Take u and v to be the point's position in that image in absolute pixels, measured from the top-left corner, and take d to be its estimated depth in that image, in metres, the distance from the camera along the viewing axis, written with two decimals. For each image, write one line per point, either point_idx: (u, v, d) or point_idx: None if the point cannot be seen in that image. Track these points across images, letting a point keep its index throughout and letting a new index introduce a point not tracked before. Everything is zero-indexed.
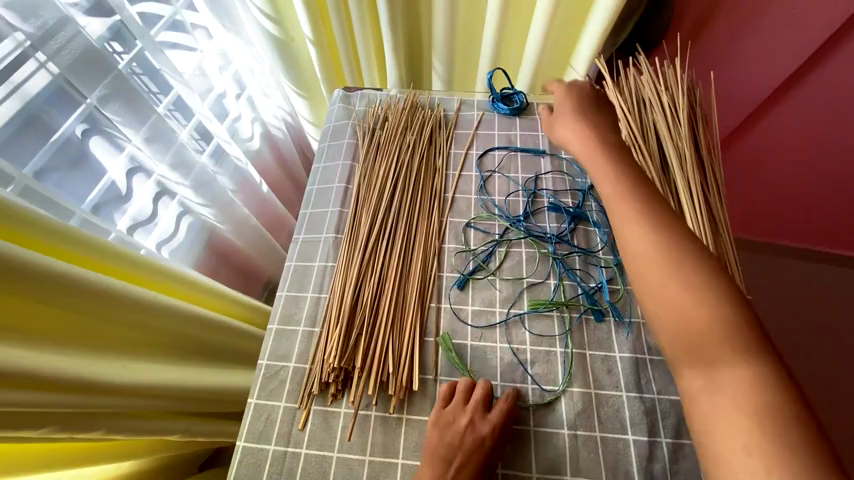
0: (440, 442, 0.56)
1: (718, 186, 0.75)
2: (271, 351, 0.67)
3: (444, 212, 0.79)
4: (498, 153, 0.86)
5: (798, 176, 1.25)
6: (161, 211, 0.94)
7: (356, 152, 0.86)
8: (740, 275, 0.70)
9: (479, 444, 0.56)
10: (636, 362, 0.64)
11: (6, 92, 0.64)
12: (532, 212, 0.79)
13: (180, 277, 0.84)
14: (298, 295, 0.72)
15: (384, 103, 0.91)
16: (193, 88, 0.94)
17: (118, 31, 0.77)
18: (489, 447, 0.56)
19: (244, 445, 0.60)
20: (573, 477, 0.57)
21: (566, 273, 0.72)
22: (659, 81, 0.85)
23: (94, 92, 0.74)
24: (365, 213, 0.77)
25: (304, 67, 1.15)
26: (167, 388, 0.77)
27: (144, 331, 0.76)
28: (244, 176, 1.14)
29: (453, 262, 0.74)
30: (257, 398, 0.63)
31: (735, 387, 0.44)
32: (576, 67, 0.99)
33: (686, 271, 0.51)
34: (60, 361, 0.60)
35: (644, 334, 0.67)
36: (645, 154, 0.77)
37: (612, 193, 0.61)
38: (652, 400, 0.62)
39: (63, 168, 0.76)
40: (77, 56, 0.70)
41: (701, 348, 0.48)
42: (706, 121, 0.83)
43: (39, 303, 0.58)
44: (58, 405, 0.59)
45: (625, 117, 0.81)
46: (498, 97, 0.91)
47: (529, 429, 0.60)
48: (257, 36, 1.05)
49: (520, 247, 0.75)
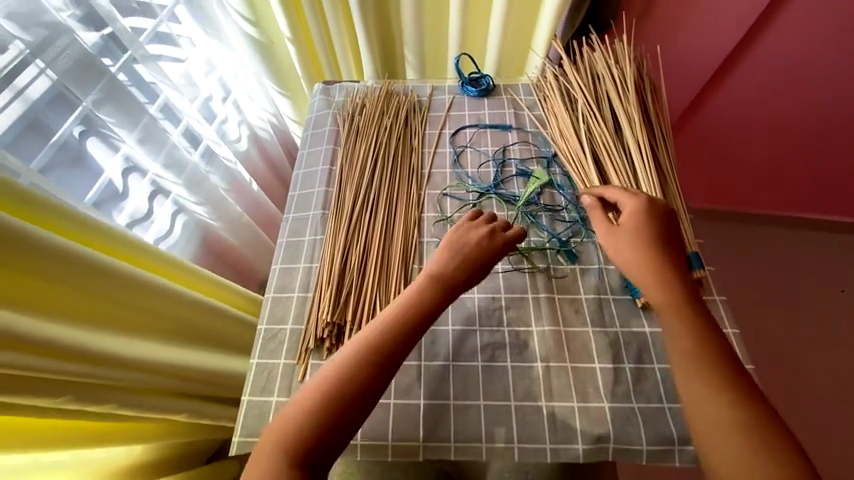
0: (458, 240, 0.66)
1: (666, 145, 0.82)
2: (269, 317, 0.73)
3: (422, 185, 0.86)
4: (469, 130, 0.93)
5: (747, 143, 1.38)
6: (156, 209, 0.97)
7: (338, 137, 0.93)
8: (689, 222, 0.76)
9: (493, 246, 0.66)
10: (600, 302, 0.72)
11: (10, 96, 0.70)
12: (502, 179, 0.86)
13: (180, 264, 0.89)
14: (290, 267, 0.78)
15: (362, 93, 0.98)
16: (183, 93, 1.01)
17: (106, 46, 0.84)
18: (501, 251, 0.66)
19: (248, 399, 0.66)
20: (548, 401, 0.64)
21: (535, 230, 0.79)
22: (610, 55, 0.92)
23: (89, 95, 0.80)
24: (349, 189, 0.83)
25: (285, 66, 1.23)
26: (173, 364, 0.82)
27: (151, 317, 0.80)
28: (235, 176, 1.18)
29: (432, 228, 0.81)
30: (258, 359, 0.69)
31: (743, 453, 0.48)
32: (537, 49, 1.07)
33: (708, 353, 0.54)
34: (75, 334, 0.66)
35: (606, 277, 0.74)
36: (596, 122, 0.85)
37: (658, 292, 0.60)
38: (615, 332, 0.69)
39: (63, 167, 0.80)
40: (73, 62, 0.77)
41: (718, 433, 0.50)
42: (656, 88, 0.91)
43: (51, 284, 0.63)
44: (75, 373, 0.65)
45: (581, 91, 0.90)
46: (467, 81, 0.98)
47: (507, 365, 0.67)
48: (239, 40, 1.12)
49: (492, 211, 0.82)
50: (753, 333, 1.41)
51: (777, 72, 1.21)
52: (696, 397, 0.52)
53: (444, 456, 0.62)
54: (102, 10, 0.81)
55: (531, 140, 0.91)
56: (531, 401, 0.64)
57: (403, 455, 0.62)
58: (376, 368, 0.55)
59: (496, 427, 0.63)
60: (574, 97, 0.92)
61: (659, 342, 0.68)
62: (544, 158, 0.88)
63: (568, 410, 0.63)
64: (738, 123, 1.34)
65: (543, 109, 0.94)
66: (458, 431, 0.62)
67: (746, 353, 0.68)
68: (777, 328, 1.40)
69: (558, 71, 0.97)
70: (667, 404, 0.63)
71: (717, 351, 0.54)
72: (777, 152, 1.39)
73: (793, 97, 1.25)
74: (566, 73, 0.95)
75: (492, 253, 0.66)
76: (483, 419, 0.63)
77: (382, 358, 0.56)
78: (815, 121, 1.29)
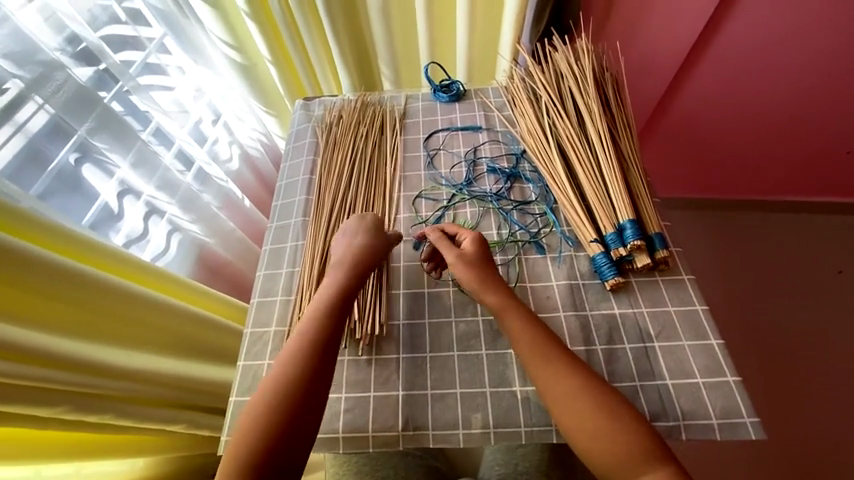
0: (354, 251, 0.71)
1: (628, 136, 0.85)
2: (254, 320, 0.76)
3: (397, 188, 0.90)
4: (442, 134, 0.97)
5: (731, 133, 1.38)
6: (152, 228, 1.00)
7: (318, 147, 0.98)
8: (654, 208, 0.79)
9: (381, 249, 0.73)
10: (571, 287, 0.74)
11: (11, 131, 0.75)
12: (474, 177, 0.89)
13: (174, 278, 0.92)
14: (274, 272, 0.81)
15: (338, 106, 1.03)
16: (172, 117, 1.07)
17: (100, 78, 0.90)
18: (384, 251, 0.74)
19: (236, 400, 0.69)
20: (522, 386, 0.66)
21: (507, 223, 0.83)
22: (572, 54, 0.95)
23: (84, 124, 0.86)
24: (327, 195, 0.87)
25: (269, 86, 1.28)
26: (170, 376, 0.86)
27: (148, 330, 0.83)
28: (227, 193, 1.21)
29: (408, 229, 0.84)
30: (244, 361, 0.72)
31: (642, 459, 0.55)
32: (503, 53, 1.16)
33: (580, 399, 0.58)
34: (71, 345, 0.68)
35: (576, 263, 0.77)
36: (561, 118, 0.88)
37: (530, 350, 0.62)
38: (586, 315, 0.72)
39: (62, 193, 0.84)
40: (69, 95, 0.82)
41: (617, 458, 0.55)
42: (618, 82, 0.93)
43: (49, 298, 0.67)
44: (70, 383, 0.68)
45: (545, 89, 0.93)
46: (438, 87, 1.02)
47: (482, 353, 0.69)
48: (224, 65, 1.18)
49: (465, 208, 0.86)
50: (752, 318, 1.39)
51: (748, 57, 1.21)
52: (595, 433, 0.56)
53: (423, 443, 0.63)
54: (94, 46, 0.87)
55: (501, 139, 0.95)
56: (506, 387, 0.66)
57: (383, 445, 0.64)
58: (305, 374, 0.60)
59: (473, 413, 0.65)
60: (540, 96, 0.95)
61: (628, 321, 0.70)
62: (514, 155, 0.92)
63: None
64: (716, 112, 1.34)
65: (511, 109, 0.98)
66: (436, 419, 0.64)
67: (714, 328, 0.69)
68: (773, 312, 1.39)
69: (524, 73, 1.00)
70: (639, 382, 0.65)
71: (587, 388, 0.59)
72: (760, 138, 1.36)
73: (770, 81, 1.24)
74: (532, 73, 0.98)
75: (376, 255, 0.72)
76: (460, 407, 0.65)
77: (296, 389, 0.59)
78: (795, 102, 1.27)
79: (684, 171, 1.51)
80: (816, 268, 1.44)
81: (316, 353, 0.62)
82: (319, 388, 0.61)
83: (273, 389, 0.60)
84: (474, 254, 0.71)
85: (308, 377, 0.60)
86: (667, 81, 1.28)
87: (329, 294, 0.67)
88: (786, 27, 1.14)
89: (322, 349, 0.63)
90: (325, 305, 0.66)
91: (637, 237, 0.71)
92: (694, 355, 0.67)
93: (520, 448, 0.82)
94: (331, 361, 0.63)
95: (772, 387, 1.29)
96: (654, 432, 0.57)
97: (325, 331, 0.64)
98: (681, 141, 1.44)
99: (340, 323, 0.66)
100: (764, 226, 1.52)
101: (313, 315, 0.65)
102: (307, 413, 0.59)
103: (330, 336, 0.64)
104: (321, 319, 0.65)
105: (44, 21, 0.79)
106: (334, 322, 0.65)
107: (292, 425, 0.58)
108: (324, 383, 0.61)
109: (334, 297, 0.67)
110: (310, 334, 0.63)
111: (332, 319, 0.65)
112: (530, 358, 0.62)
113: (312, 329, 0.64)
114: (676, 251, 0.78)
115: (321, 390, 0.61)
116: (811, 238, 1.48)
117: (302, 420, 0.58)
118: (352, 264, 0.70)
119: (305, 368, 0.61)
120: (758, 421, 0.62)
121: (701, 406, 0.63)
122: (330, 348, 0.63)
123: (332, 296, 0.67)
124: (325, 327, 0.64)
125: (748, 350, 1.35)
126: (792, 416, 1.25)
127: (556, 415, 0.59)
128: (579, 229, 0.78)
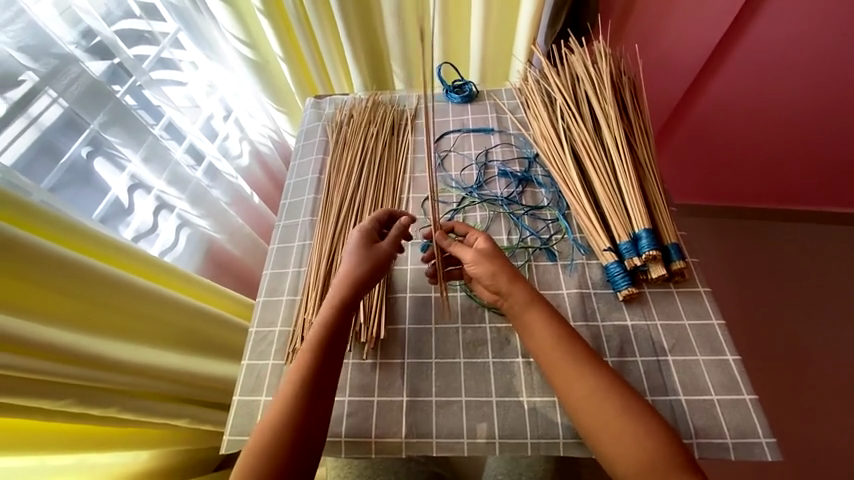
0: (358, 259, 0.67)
1: (645, 142, 0.83)
2: (260, 319, 0.76)
3: (406, 190, 0.89)
4: (453, 135, 0.96)
5: (750, 140, 1.34)
6: (161, 223, 1.00)
7: (327, 146, 0.97)
8: (670, 217, 0.76)
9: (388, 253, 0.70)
10: (582, 296, 0.73)
11: (25, 123, 0.75)
12: (485, 180, 0.88)
13: (181, 274, 0.92)
14: (281, 271, 0.81)
15: (349, 105, 1.02)
16: (184, 112, 1.06)
17: (114, 72, 0.90)
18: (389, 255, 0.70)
19: (239, 400, 0.68)
20: (529, 396, 0.65)
21: (518, 227, 0.81)
22: (588, 57, 0.93)
23: (97, 118, 0.85)
24: (336, 195, 0.86)
25: (280, 83, 1.28)
26: (176, 372, 0.85)
27: (155, 325, 0.83)
28: (237, 189, 1.21)
29: (416, 231, 0.83)
30: (249, 360, 0.72)
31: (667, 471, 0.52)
32: (517, 54, 1.15)
33: (592, 410, 0.57)
34: (76, 339, 0.68)
35: (588, 272, 0.75)
36: (576, 121, 0.86)
37: (551, 351, 0.61)
38: (597, 326, 0.70)
39: (73, 186, 0.84)
40: (82, 89, 0.83)
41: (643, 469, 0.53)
42: (635, 86, 0.91)
43: (55, 291, 0.67)
44: (73, 376, 0.67)
45: (560, 92, 0.91)
46: (450, 88, 1.01)
47: (489, 360, 0.68)
48: (237, 62, 1.18)
49: (475, 212, 0.84)
50: (766, 331, 1.35)
51: (772, 61, 1.17)
52: (617, 442, 0.55)
53: (426, 451, 0.62)
54: (107, 40, 0.87)
55: (513, 142, 0.93)
56: (513, 396, 0.65)
57: (386, 452, 0.63)
58: (299, 412, 0.58)
59: (478, 422, 0.63)
60: (554, 99, 0.93)
61: (640, 333, 0.68)
62: (526, 158, 0.90)
63: (549, 404, 0.64)
64: (735, 118, 1.30)
65: (525, 112, 0.96)
66: (440, 427, 0.63)
67: (731, 344, 0.67)
68: (787, 325, 1.36)
69: (539, 75, 0.98)
70: (651, 396, 0.63)
71: (606, 397, 0.57)
72: (780, 146, 1.32)
73: (793, 86, 1.20)
74: (547, 75, 0.96)
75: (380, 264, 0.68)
76: (465, 415, 0.64)
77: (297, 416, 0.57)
78: (819, 109, 1.22)
79: (699, 178, 1.48)
80: (834, 281, 1.40)
81: (314, 373, 0.60)
82: (314, 425, 0.58)
83: (262, 439, 0.56)
84: (489, 246, 0.69)
85: (302, 415, 0.57)
86: (685, 84, 1.25)
87: (321, 325, 0.63)
88: (812, 31, 1.10)
89: (318, 375, 0.60)
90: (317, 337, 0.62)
91: (652, 247, 0.69)
92: (709, 371, 0.65)
93: (524, 458, 0.82)
94: (324, 397, 0.59)
95: (784, 402, 1.25)
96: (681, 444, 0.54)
97: (318, 366, 0.60)
98: (698, 147, 1.40)
99: (332, 357, 0.62)
100: (781, 236, 1.47)
101: (301, 357, 0.61)
102: (304, 453, 0.57)
103: (328, 356, 0.61)
104: (312, 353, 0.61)
105: (58, 15, 0.79)
106: (326, 356, 0.61)
107: (294, 451, 0.56)
108: (320, 420, 0.58)
109: (326, 328, 0.63)
110: (302, 369, 0.60)
111: (325, 352, 0.61)
112: (549, 363, 0.61)
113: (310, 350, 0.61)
114: (692, 262, 0.75)
115: (317, 427, 0.58)
116: (828, 250, 1.44)
117: (298, 462, 0.56)
118: (343, 292, 0.65)
119: (299, 408, 0.58)
120: (775, 442, 0.59)
121: (715, 424, 0.61)
122: (322, 383, 0.60)
123: (321, 332, 0.62)
124: (317, 361, 0.61)
125: (761, 364, 1.31)
126: (805, 433, 1.21)
127: (579, 421, 0.58)
128: (592, 235, 0.76)
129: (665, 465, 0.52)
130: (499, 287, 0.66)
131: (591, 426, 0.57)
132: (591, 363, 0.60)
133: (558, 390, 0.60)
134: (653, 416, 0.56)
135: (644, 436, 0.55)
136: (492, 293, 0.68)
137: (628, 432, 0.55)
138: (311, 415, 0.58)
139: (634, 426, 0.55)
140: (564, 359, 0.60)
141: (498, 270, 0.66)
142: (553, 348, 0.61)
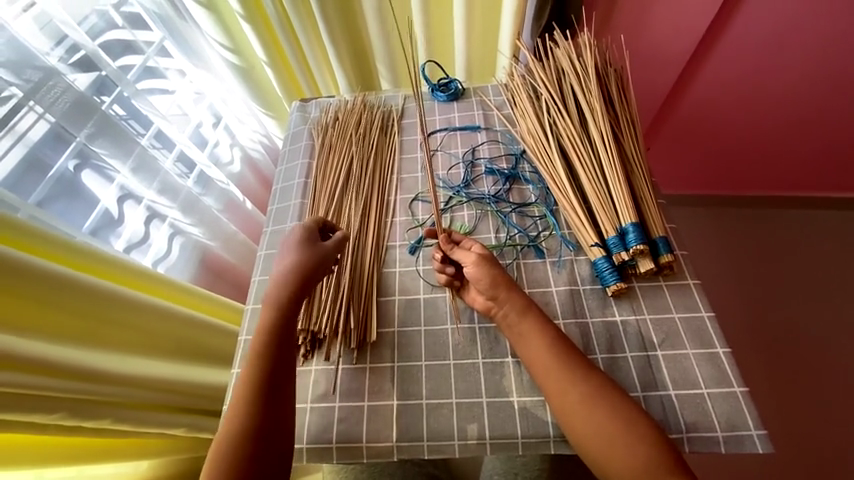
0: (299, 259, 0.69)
1: (633, 134, 0.82)
2: (249, 327, 0.76)
3: (394, 191, 0.88)
4: (440, 134, 0.95)
5: (745, 128, 1.32)
6: (153, 232, 0.99)
7: (313, 150, 0.96)
8: (659, 210, 0.76)
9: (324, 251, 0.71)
10: (572, 294, 0.72)
11: (12, 140, 0.74)
12: (472, 179, 0.87)
13: (171, 283, 0.91)
14: (269, 279, 0.81)
15: (334, 107, 1.01)
16: (172, 122, 1.06)
17: (102, 83, 0.89)
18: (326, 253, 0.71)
19: None
20: (519, 397, 0.64)
21: (506, 225, 0.80)
22: (573, 50, 0.91)
23: (83, 131, 0.85)
24: (322, 199, 0.86)
25: (268, 88, 1.26)
26: (175, 381, 0.85)
27: (147, 335, 0.82)
28: (229, 195, 1.21)
29: (404, 233, 0.82)
30: (238, 368, 0.72)
31: (652, 466, 0.53)
32: (502, 49, 1.14)
33: (582, 410, 0.57)
34: (61, 352, 0.67)
35: (577, 268, 0.75)
36: (563, 116, 0.85)
37: (540, 353, 0.61)
38: (586, 323, 0.69)
39: (61, 199, 0.83)
40: (68, 104, 0.82)
41: (632, 465, 0.53)
42: (622, 78, 0.89)
43: (45, 306, 0.66)
44: (56, 389, 0.65)
45: (545, 87, 0.90)
46: (435, 87, 0.99)
47: (478, 361, 0.68)
48: (223, 67, 1.17)
49: (463, 211, 0.83)
50: (764, 319, 1.34)
51: (763, 46, 1.15)
52: (607, 440, 0.55)
53: (417, 455, 0.62)
54: (92, 53, 0.86)
55: (500, 139, 0.92)
56: (503, 397, 0.64)
57: (377, 456, 0.62)
58: (257, 416, 0.59)
59: (468, 424, 0.63)
60: (540, 94, 0.91)
61: (630, 328, 0.68)
62: (513, 155, 0.89)
63: (539, 404, 0.63)
64: (731, 105, 1.28)
65: (511, 108, 0.95)
66: (431, 429, 0.63)
67: (720, 336, 0.66)
68: (787, 313, 1.34)
69: (524, 70, 0.96)
70: (642, 393, 0.63)
71: (595, 395, 0.57)
72: (775, 132, 1.31)
73: (785, 72, 1.18)
74: (532, 70, 0.95)
75: (317, 262, 0.69)
76: (456, 418, 0.64)
77: (254, 426, 0.58)
78: (810, 94, 1.21)
79: (696, 169, 1.46)
80: (833, 266, 1.38)
81: (266, 381, 0.61)
82: (276, 426, 0.59)
83: (220, 450, 0.57)
84: (488, 253, 0.69)
85: (261, 414, 0.59)
86: (676, 73, 1.23)
87: (265, 332, 0.64)
88: (803, 15, 1.08)
89: (270, 381, 0.61)
90: (264, 341, 0.64)
91: (639, 241, 0.69)
92: (699, 365, 0.64)
93: (520, 457, 0.82)
94: (283, 389, 0.62)
95: (784, 392, 1.24)
96: (664, 438, 0.55)
97: (270, 375, 0.62)
98: (692, 137, 1.39)
99: (284, 353, 0.64)
100: (779, 224, 1.46)
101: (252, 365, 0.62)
102: (269, 448, 0.58)
103: (277, 363, 0.63)
104: (262, 357, 0.62)
105: (39, 29, 0.78)
106: (276, 364, 0.62)
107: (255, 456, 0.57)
108: (282, 416, 0.60)
109: (270, 337, 0.64)
110: (253, 373, 0.61)
111: (272, 352, 0.63)
112: (537, 364, 0.61)
113: (258, 358, 0.62)
114: (681, 254, 0.75)
115: (278, 428, 0.59)
116: (828, 236, 1.42)
117: (260, 463, 0.57)
118: (285, 294, 0.67)
119: (255, 414, 0.59)
120: (766, 434, 0.59)
121: (705, 418, 0.60)
122: (277, 386, 0.61)
123: (268, 343, 0.63)
124: (267, 367, 0.62)
125: (761, 353, 1.30)
126: (807, 421, 1.21)
127: (568, 422, 0.57)
128: (580, 232, 0.75)
129: (651, 460, 0.53)
130: (495, 294, 0.66)
131: (580, 424, 0.56)
132: (578, 362, 0.60)
133: (546, 390, 0.60)
134: (636, 411, 0.56)
135: (632, 433, 0.55)
136: (486, 301, 0.68)
137: (618, 430, 0.55)
138: (272, 411, 0.60)
139: (624, 420, 0.56)
140: (554, 360, 0.60)
141: (498, 277, 0.66)
142: (540, 350, 0.61)
